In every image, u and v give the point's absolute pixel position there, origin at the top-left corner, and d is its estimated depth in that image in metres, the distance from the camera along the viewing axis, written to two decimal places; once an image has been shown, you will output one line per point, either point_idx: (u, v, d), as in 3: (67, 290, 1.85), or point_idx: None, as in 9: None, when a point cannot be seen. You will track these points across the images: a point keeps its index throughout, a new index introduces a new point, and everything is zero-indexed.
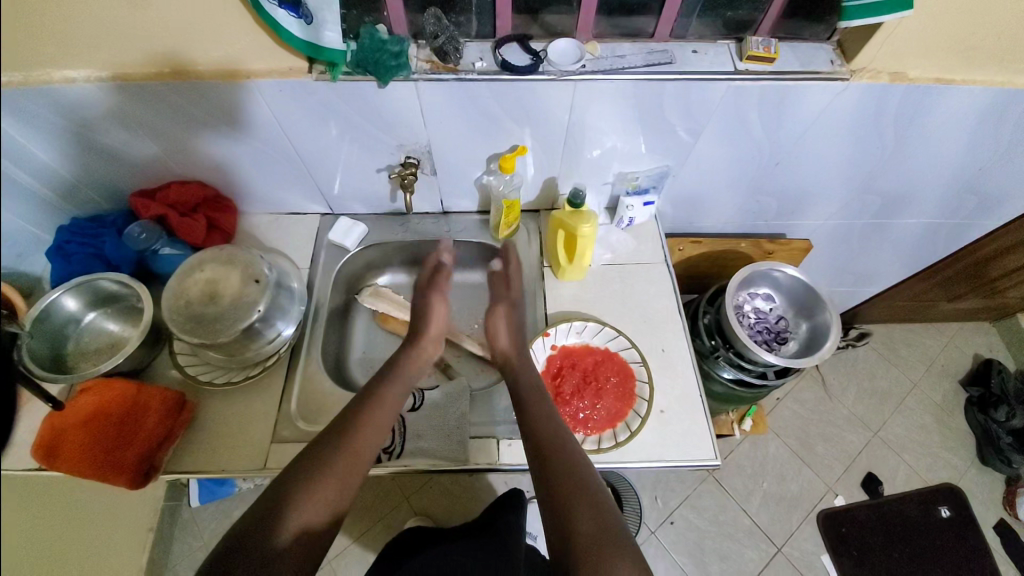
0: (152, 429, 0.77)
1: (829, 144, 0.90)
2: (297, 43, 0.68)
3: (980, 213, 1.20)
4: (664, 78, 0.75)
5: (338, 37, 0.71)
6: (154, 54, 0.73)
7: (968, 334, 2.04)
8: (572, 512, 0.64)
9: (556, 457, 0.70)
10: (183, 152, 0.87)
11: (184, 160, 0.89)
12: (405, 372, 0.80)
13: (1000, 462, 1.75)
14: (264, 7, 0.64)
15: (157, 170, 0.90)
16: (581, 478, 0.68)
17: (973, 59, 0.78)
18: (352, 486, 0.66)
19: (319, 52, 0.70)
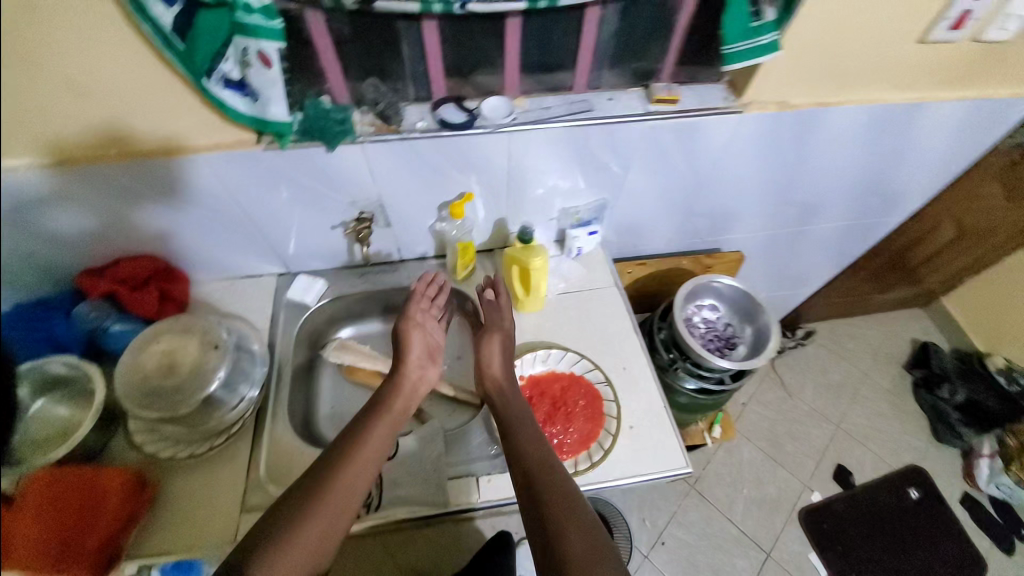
0: (116, 509, 0.74)
1: (740, 166, 1.02)
2: (242, 118, 0.70)
3: (883, 213, 1.36)
4: (586, 124, 0.84)
5: (283, 111, 0.71)
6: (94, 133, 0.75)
7: (902, 321, 2.22)
8: (562, 538, 0.67)
9: (545, 486, 0.72)
10: (126, 223, 0.87)
11: (127, 232, 0.89)
12: (392, 409, 0.83)
13: (953, 437, 1.86)
14: (209, 87, 0.66)
15: (96, 242, 0.88)
16: (569, 505, 0.70)
17: (841, 87, 0.92)
18: (336, 532, 0.68)
19: (264, 126, 0.72)
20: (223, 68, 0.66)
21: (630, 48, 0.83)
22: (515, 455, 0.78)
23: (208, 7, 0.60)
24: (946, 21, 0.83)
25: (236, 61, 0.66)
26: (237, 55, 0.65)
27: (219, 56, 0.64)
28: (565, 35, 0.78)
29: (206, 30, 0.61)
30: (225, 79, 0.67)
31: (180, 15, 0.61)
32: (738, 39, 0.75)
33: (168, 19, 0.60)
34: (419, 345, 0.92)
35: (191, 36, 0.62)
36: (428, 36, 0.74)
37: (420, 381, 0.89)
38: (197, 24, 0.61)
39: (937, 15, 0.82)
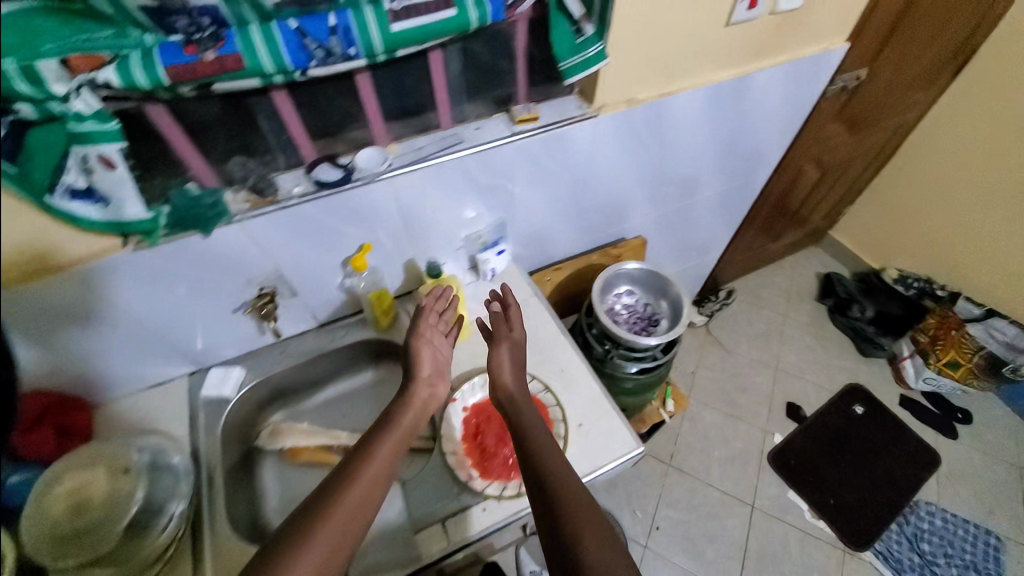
0: None
1: (613, 160, 1.12)
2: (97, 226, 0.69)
3: (751, 172, 1.53)
4: (460, 156, 0.89)
5: (142, 210, 0.71)
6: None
7: (804, 260, 2.46)
8: (575, 540, 0.64)
9: (558, 491, 0.70)
10: (66, 352, 0.82)
11: (67, 364, 0.83)
12: (401, 425, 0.78)
13: (876, 349, 2.07)
14: (55, 203, 0.63)
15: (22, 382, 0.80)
16: (584, 510, 0.68)
17: (675, 76, 1.04)
18: (347, 544, 0.64)
19: (124, 227, 0.70)
20: (67, 180, 0.63)
21: (483, 79, 0.89)
22: (529, 454, 0.75)
23: (37, 126, 0.59)
24: (743, 3, 0.96)
25: (80, 171, 0.64)
26: (78, 165, 0.63)
27: (59, 171, 0.61)
28: (417, 81, 0.82)
29: (40, 148, 0.59)
30: (71, 191, 0.64)
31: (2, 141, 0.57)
32: (568, 54, 0.83)
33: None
34: (428, 359, 0.89)
35: (21, 156, 0.58)
36: (282, 106, 0.75)
37: (430, 399, 0.85)
38: (28, 144, 0.58)
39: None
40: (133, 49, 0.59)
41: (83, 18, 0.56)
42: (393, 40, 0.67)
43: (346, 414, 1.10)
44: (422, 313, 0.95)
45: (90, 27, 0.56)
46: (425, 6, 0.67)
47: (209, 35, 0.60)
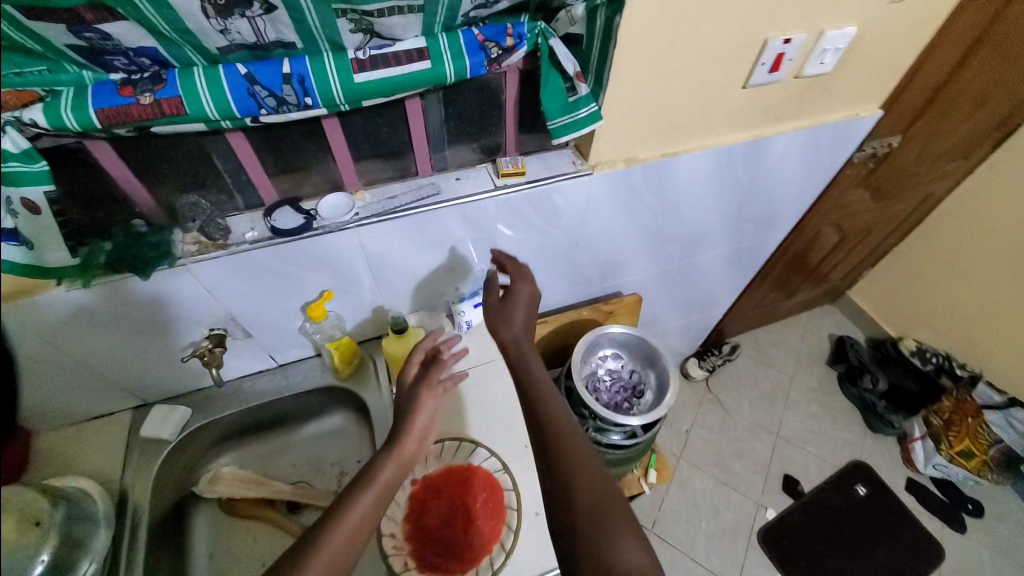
0: None
1: (611, 218, 1.04)
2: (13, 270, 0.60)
3: (764, 233, 1.43)
4: (434, 209, 0.83)
5: (63, 254, 0.64)
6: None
7: (817, 319, 2.32)
8: (571, 490, 0.65)
9: (564, 454, 0.68)
10: (102, 333, 0.78)
11: (72, 344, 0.77)
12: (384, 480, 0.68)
13: (886, 426, 1.94)
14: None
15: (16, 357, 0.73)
16: (590, 472, 0.67)
17: (683, 137, 0.96)
18: None
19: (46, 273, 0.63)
20: None
21: (466, 129, 0.82)
22: (540, 417, 0.73)
23: None
24: (764, 66, 0.88)
25: (8, 211, 0.56)
26: (4, 206, 0.56)
27: None
28: (393, 128, 0.76)
29: None
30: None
31: None
32: (557, 113, 0.75)
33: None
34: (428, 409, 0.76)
35: None
36: (238, 147, 0.69)
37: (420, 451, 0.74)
38: None
39: (753, 61, 0.87)
40: (68, 85, 0.54)
41: (12, 52, 0.50)
42: (356, 91, 0.61)
43: (294, 464, 1.03)
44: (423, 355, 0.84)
45: (21, 61, 0.51)
46: (397, 56, 0.61)
47: (149, 76, 0.55)
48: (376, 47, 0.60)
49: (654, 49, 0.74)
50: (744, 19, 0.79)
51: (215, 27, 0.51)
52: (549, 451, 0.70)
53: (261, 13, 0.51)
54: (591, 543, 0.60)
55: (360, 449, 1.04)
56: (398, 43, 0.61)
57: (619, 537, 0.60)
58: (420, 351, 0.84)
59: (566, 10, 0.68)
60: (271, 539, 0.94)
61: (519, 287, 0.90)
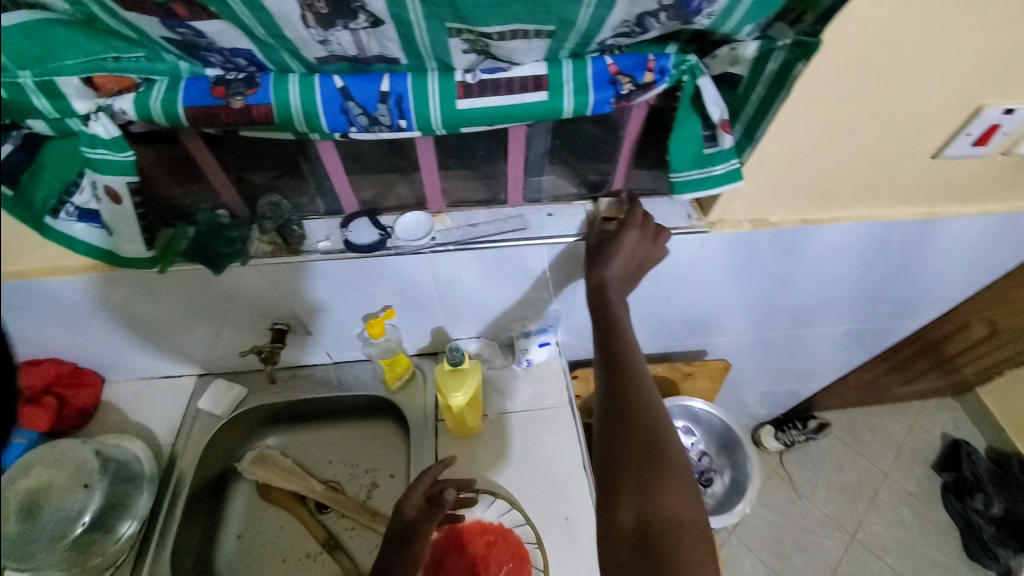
0: None
1: (717, 278, 0.89)
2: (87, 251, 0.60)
3: (899, 316, 1.17)
4: (516, 246, 0.73)
5: (139, 246, 0.62)
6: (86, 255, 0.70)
7: (930, 414, 1.90)
8: (626, 434, 0.63)
9: (626, 397, 0.65)
10: (173, 313, 0.81)
11: (147, 313, 0.80)
12: None
13: (989, 559, 1.59)
14: (58, 226, 0.57)
15: (46, 306, 0.77)
16: (652, 425, 0.63)
17: (833, 203, 0.77)
18: None
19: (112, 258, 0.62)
20: (75, 201, 0.57)
21: (570, 162, 0.72)
22: (612, 350, 0.68)
23: (57, 139, 0.53)
24: (968, 137, 0.68)
25: (94, 193, 0.57)
26: (91, 189, 0.57)
27: (66, 191, 0.56)
28: (490, 152, 0.68)
29: (52, 163, 0.54)
30: (79, 212, 0.58)
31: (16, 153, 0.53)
32: (687, 165, 0.61)
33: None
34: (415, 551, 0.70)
35: (25, 175, 0.53)
36: (325, 153, 0.64)
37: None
38: (43, 160, 0.53)
39: (954, 130, 0.68)
40: (165, 75, 0.50)
41: (110, 35, 0.46)
42: (457, 118, 0.52)
43: (330, 461, 1.01)
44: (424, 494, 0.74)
45: (118, 45, 0.47)
46: (510, 84, 0.51)
47: (243, 78, 0.50)
48: (488, 70, 0.51)
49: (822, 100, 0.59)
50: (955, 76, 0.60)
51: (314, 37, 0.45)
52: (611, 391, 0.66)
53: (366, 26, 0.45)
54: (636, 494, 0.60)
55: (396, 462, 1.00)
56: (514, 67, 0.51)
57: (664, 491, 0.59)
58: (421, 491, 0.74)
59: (729, 47, 0.54)
60: (295, 534, 0.93)
61: (626, 234, 0.69)
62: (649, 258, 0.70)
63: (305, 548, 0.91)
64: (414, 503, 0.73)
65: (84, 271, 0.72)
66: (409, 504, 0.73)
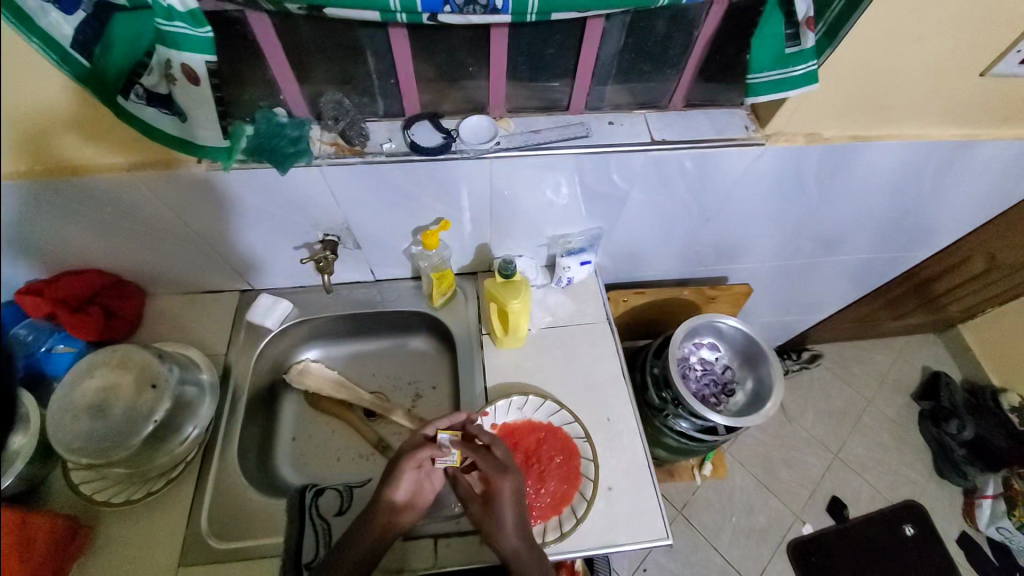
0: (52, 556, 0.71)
1: (757, 196, 0.90)
2: (169, 142, 0.60)
3: (912, 245, 1.22)
4: (581, 152, 0.74)
5: (216, 135, 0.62)
6: (132, 145, 0.70)
7: (914, 346, 1.92)
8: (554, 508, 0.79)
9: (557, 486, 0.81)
10: (218, 218, 0.80)
11: (189, 215, 0.79)
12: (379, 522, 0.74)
13: (954, 475, 1.64)
14: (127, 107, 0.56)
15: (93, 206, 0.76)
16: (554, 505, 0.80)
17: (892, 117, 0.78)
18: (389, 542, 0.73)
19: (192, 149, 0.62)
20: (144, 83, 0.56)
21: (637, 67, 0.72)
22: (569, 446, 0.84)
23: (123, 12, 0.52)
24: (1018, 54, 0.69)
25: (161, 75, 0.56)
26: (159, 71, 0.55)
27: (134, 71, 0.54)
28: (560, 51, 0.68)
29: (121, 40, 0.52)
30: (147, 95, 0.57)
31: (86, 24, 0.51)
32: (767, 67, 0.68)
33: (67, 30, 0.51)
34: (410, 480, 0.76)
35: (96, 51, 0.52)
36: (397, 45, 0.63)
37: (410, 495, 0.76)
38: (111, 34, 0.52)
39: (1008, 46, 0.68)
40: None
41: None
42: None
43: (374, 374, 1.06)
44: (432, 445, 0.77)
45: None
46: None
47: None
48: None
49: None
50: None
51: None
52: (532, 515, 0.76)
53: None
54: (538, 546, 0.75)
55: (438, 375, 1.05)
56: None
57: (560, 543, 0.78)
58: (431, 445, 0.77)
59: None
60: (346, 437, 0.99)
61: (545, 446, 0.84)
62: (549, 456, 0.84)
63: (357, 449, 0.97)
64: (418, 455, 0.76)
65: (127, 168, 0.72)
66: (411, 459, 0.76)
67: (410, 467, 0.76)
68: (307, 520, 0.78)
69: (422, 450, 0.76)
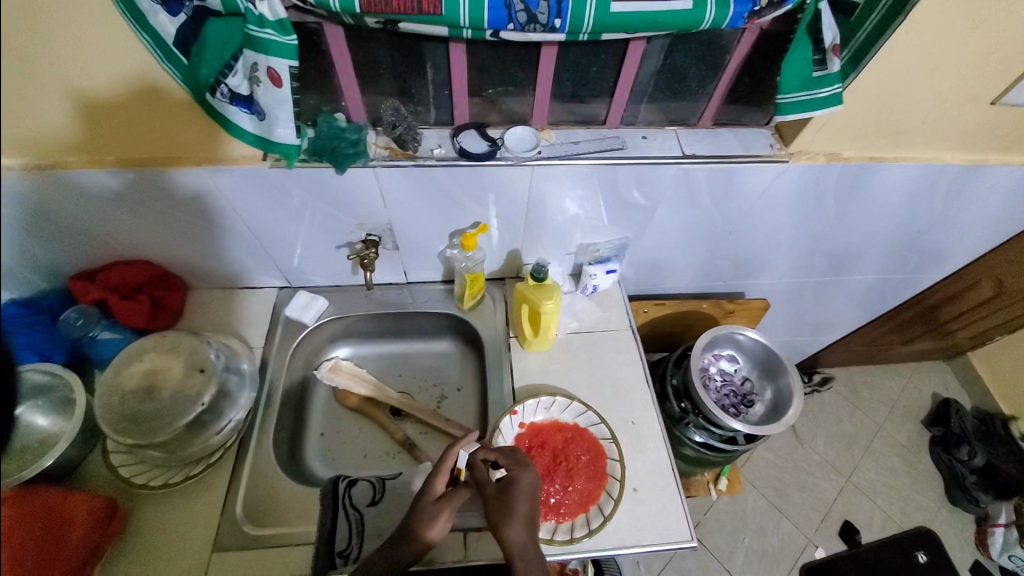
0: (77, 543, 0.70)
1: (776, 212, 0.95)
2: (246, 137, 0.67)
3: (925, 267, 1.25)
4: (618, 163, 0.79)
5: (291, 133, 0.67)
6: (187, 147, 0.76)
7: (924, 373, 1.93)
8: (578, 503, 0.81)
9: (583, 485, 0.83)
10: (270, 214, 0.85)
11: (239, 210, 0.84)
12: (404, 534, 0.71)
13: (967, 501, 1.61)
14: (214, 103, 0.64)
15: (151, 199, 0.81)
16: (581, 501, 0.81)
17: (900, 140, 0.84)
18: None
19: (268, 146, 0.68)
20: (229, 83, 0.62)
21: (671, 87, 0.78)
22: (593, 446, 0.86)
23: (217, 17, 0.58)
24: None
25: (245, 77, 0.62)
26: (243, 73, 0.62)
27: (223, 71, 0.61)
28: (603, 69, 0.74)
29: (213, 42, 0.59)
30: (230, 95, 0.63)
31: (187, 25, 0.59)
32: (794, 88, 0.71)
33: (173, 31, 0.59)
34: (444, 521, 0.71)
35: (193, 48, 0.60)
36: (455, 58, 0.69)
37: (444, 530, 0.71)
38: (205, 36, 0.59)
39: (1018, 76, 0.74)
40: None
41: None
42: (607, 21, 0.57)
43: (400, 374, 1.09)
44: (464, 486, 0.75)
45: None
46: None
47: None
48: None
49: (911, 28, 0.66)
50: None
51: None
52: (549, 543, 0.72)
53: None
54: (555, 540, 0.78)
55: (464, 376, 1.07)
56: None
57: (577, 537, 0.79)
58: (463, 486, 0.75)
59: None
60: (372, 434, 1.01)
61: (578, 445, 0.86)
62: (582, 455, 0.86)
63: (383, 447, 0.99)
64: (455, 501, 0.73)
65: (176, 166, 0.76)
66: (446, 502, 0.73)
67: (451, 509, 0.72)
68: (341, 508, 0.80)
69: (458, 492, 0.74)
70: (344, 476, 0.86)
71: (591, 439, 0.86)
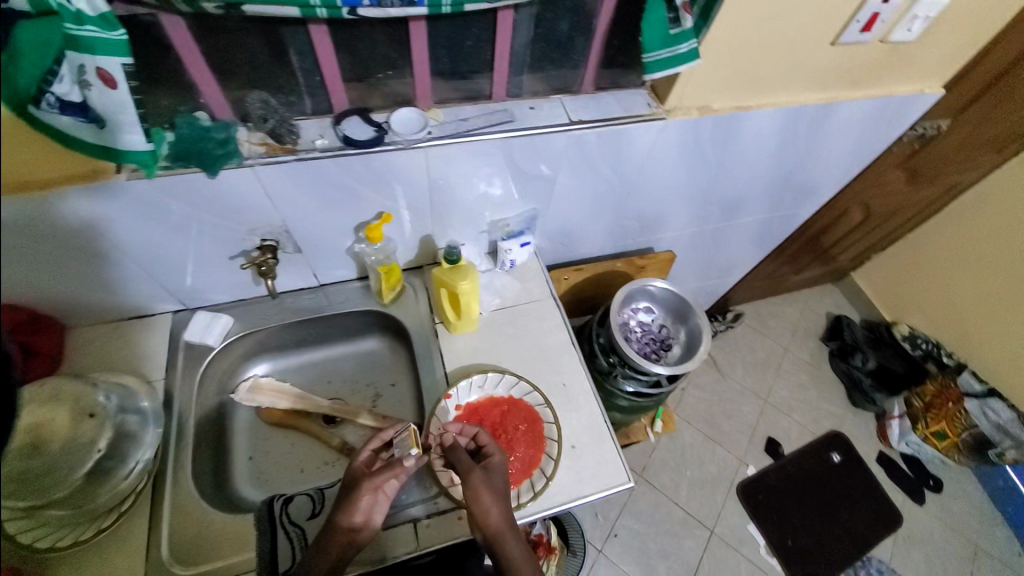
0: None
1: (666, 167, 1.01)
2: (86, 146, 0.60)
3: (800, 202, 1.40)
4: (509, 135, 0.79)
5: (140, 138, 0.62)
6: (46, 167, 0.64)
7: (818, 297, 2.17)
8: (524, 470, 0.84)
9: (524, 453, 0.86)
10: (147, 234, 0.77)
11: (121, 232, 0.75)
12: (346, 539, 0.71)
13: (867, 402, 1.87)
14: (41, 116, 0.55)
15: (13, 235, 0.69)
16: (526, 468, 0.84)
17: (759, 88, 0.92)
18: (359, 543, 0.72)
19: (115, 155, 0.62)
20: (57, 91, 0.55)
21: (548, 53, 0.79)
22: (526, 411, 0.89)
23: (29, 20, 0.52)
24: (857, 23, 0.84)
25: (75, 82, 0.56)
26: (71, 76, 0.55)
27: (46, 78, 0.53)
28: (478, 42, 0.74)
29: (27, 48, 0.52)
30: (61, 104, 0.56)
31: None
32: (658, 47, 0.75)
33: None
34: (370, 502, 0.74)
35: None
36: (319, 41, 0.66)
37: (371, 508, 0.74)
38: (16, 44, 0.52)
39: (849, 17, 0.83)
40: None
41: None
42: None
43: (329, 382, 1.05)
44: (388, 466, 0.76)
45: None
46: None
47: None
48: None
49: None
50: None
51: None
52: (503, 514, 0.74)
53: None
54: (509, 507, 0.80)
55: (396, 370, 1.06)
56: None
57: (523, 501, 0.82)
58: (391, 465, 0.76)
59: None
60: (306, 447, 0.97)
61: (514, 416, 0.89)
62: (519, 424, 0.88)
63: (321, 457, 0.95)
64: (376, 476, 0.75)
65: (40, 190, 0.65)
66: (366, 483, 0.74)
67: (368, 485, 0.74)
68: (280, 528, 0.76)
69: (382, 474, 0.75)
70: (279, 495, 0.82)
71: (525, 407, 0.89)
